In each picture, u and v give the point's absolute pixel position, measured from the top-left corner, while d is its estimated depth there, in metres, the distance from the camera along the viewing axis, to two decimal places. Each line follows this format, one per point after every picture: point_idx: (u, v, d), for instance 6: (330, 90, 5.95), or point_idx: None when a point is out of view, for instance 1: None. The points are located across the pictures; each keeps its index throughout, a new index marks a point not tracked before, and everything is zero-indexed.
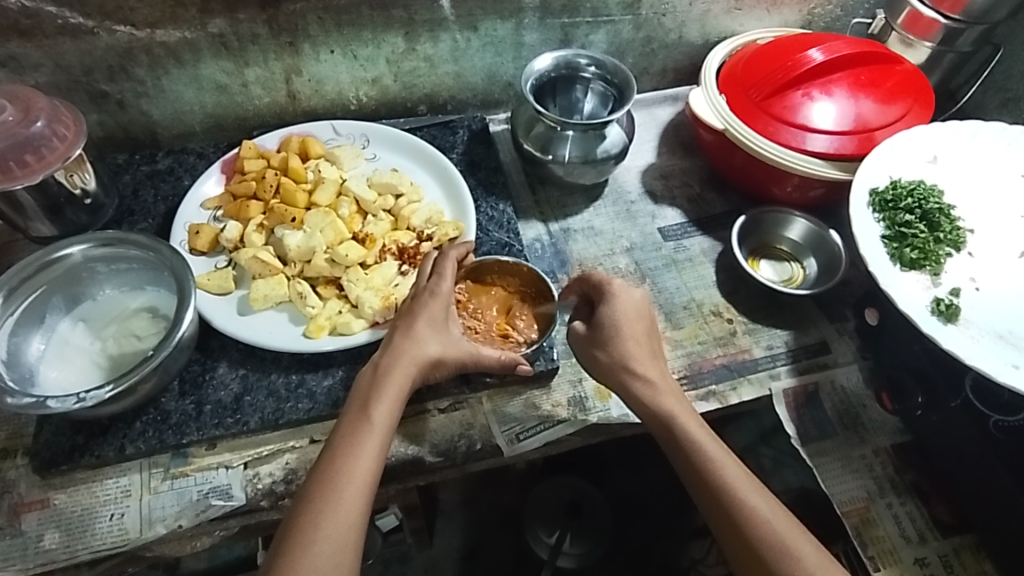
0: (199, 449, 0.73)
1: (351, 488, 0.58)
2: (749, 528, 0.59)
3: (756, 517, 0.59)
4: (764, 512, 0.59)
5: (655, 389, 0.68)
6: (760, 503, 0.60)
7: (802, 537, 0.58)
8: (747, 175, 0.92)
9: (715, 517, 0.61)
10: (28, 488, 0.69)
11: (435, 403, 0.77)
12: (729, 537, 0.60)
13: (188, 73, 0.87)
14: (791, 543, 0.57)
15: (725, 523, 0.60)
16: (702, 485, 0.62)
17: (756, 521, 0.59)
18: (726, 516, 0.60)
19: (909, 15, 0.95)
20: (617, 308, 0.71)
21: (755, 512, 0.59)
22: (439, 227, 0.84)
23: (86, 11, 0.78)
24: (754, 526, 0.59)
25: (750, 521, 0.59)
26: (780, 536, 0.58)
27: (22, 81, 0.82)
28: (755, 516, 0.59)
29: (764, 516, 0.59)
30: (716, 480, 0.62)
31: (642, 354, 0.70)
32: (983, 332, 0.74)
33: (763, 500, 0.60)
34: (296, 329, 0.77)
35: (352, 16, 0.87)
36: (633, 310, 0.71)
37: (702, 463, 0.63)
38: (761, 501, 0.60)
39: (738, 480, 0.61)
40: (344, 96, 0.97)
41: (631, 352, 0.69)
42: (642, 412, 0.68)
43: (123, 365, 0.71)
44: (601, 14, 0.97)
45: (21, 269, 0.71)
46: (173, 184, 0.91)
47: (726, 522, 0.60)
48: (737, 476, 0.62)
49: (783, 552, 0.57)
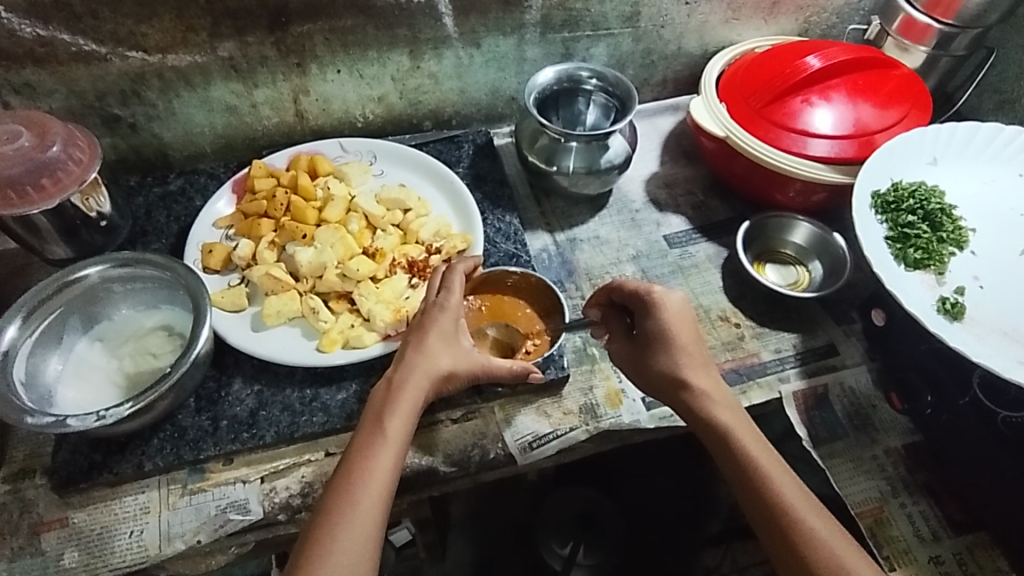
0: (216, 465, 0.73)
1: (367, 500, 0.59)
2: (803, 543, 0.59)
3: (811, 533, 0.59)
4: (817, 526, 0.59)
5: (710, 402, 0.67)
6: (809, 513, 0.60)
7: (855, 554, 0.58)
8: (749, 182, 0.93)
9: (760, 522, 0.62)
10: (47, 507, 0.70)
11: (447, 413, 0.77)
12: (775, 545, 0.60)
13: (199, 95, 0.89)
14: (838, 553, 0.58)
15: (776, 537, 0.60)
16: (750, 487, 0.63)
17: (805, 531, 0.59)
18: (775, 527, 0.60)
19: (903, 21, 0.97)
20: (663, 317, 0.70)
21: (810, 528, 0.59)
22: (447, 240, 0.85)
23: (99, 38, 0.80)
24: (801, 534, 0.59)
25: (807, 536, 0.59)
26: (827, 540, 0.59)
27: (37, 107, 0.84)
28: (803, 522, 0.60)
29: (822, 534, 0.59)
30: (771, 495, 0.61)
31: (687, 362, 0.69)
32: (988, 331, 0.75)
33: (815, 515, 0.60)
34: (309, 344, 0.79)
35: (358, 37, 0.89)
36: (679, 314, 0.70)
37: (757, 477, 0.63)
38: (809, 507, 0.61)
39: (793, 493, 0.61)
40: (351, 114, 0.99)
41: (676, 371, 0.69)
42: (689, 416, 0.68)
43: (140, 383, 0.73)
44: (601, 28, 0.99)
45: (38, 291, 0.72)
46: (184, 205, 0.92)
47: (775, 533, 0.60)
48: (791, 491, 0.62)
49: (827, 554, 0.58)
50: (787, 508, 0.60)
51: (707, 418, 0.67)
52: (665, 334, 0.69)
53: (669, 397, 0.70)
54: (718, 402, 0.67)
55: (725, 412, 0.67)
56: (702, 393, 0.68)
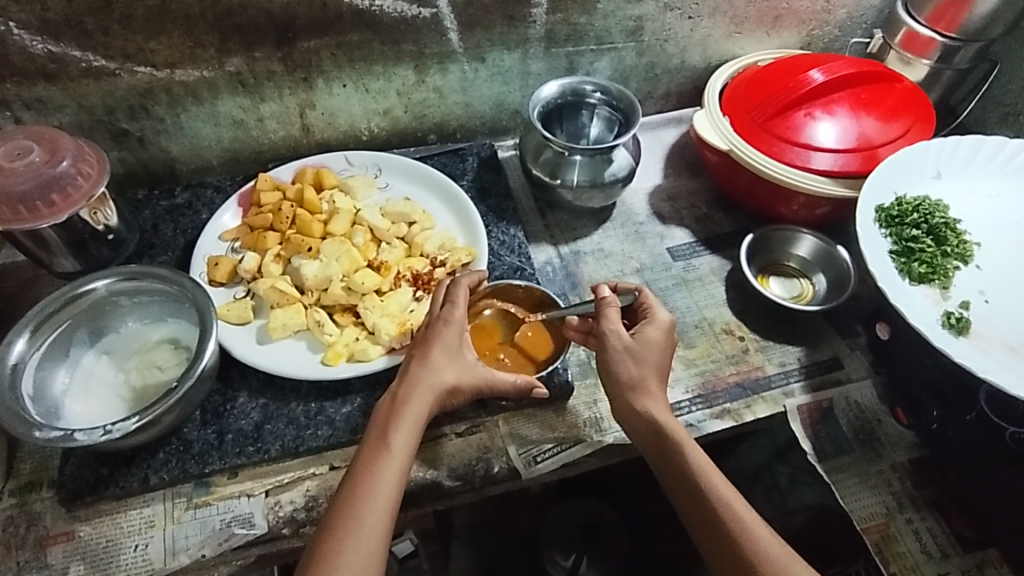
0: (221, 478, 0.74)
1: (372, 516, 0.59)
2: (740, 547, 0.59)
3: (751, 540, 0.59)
4: (760, 532, 0.60)
5: (655, 411, 0.69)
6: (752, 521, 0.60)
7: (790, 555, 0.58)
8: (752, 195, 0.94)
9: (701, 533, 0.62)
10: (54, 521, 0.70)
11: (451, 427, 0.77)
12: (714, 550, 0.60)
13: (207, 110, 0.90)
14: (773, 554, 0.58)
15: (714, 544, 0.60)
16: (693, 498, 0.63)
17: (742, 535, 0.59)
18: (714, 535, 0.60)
19: (906, 35, 0.98)
20: (652, 331, 0.71)
21: (746, 530, 0.60)
22: (452, 254, 0.85)
23: (108, 54, 0.81)
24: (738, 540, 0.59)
25: (743, 539, 0.59)
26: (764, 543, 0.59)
27: (47, 122, 0.85)
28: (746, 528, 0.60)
29: (759, 535, 0.59)
30: (708, 501, 0.62)
31: (649, 378, 0.70)
32: (994, 346, 0.75)
33: (754, 520, 0.61)
34: (314, 357, 0.79)
35: (363, 52, 0.90)
36: (663, 336, 0.72)
37: (699, 488, 0.63)
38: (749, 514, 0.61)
39: (733, 500, 0.62)
40: (356, 128, 1.00)
41: (630, 375, 0.70)
42: (642, 431, 0.68)
43: (147, 397, 0.73)
44: (604, 42, 0.99)
45: (47, 304, 0.73)
46: (191, 218, 0.93)
47: (717, 537, 0.60)
48: (729, 495, 0.62)
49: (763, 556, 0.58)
50: (723, 512, 0.61)
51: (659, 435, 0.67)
52: (636, 348, 0.70)
53: (618, 403, 0.71)
54: (668, 416, 0.68)
55: (677, 429, 0.67)
56: (652, 409, 0.69)
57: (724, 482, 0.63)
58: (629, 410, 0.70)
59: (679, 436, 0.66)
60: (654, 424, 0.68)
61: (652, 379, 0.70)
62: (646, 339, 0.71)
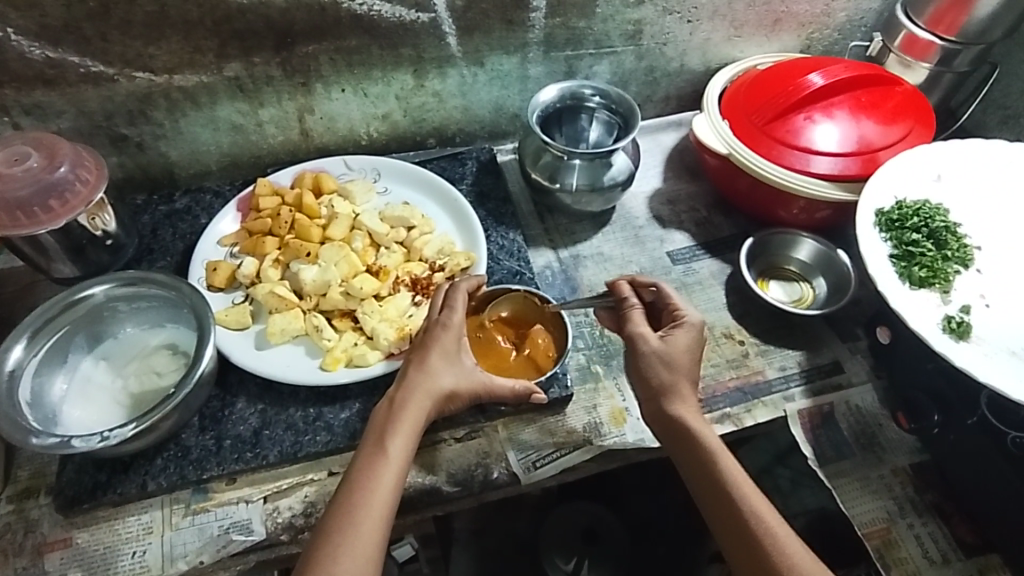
0: (219, 484, 0.73)
1: (368, 521, 0.59)
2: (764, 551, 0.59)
3: (774, 544, 0.59)
4: (784, 538, 0.59)
5: (689, 416, 0.67)
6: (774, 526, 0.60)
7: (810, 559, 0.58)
8: (752, 199, 0.93)
9: (727, 537, 0.61)
10: (52, 527, 0.70)
11: (449, 432, 0.77)
12: (739, 554, 0.60)
13: (205, 114, 0.90)
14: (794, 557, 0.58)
15: (739, 548, 0.60)
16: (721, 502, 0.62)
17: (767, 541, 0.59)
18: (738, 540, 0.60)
19: (906, 38, 0.97)
20: (683, 335, 0.70)
21: (769, 535, 0.59)
22: (451, 258, 0.85)
23: (107, 60, 0.81)
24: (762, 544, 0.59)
25: (765, 544, 0.59)
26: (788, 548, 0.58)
27: (46, 127, 0.85)
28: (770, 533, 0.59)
29: (782, 541, 0.59)
30: (735, 506, 0.61)
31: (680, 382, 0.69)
32: (996, 350, 0.75)
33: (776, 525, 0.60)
34: (312, 362, 0.79)
35: (362, 57, 0.90)
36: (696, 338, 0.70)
37: (728, 493, 0.62)
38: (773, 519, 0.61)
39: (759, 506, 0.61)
40: (355, 132, 1.00)
41: (666, 378, 0.69)
42: (671, 434, 0.67)
43: (145, 403, 0.73)
44: (603, 46, 0.99)
45: (45, 310, 0.73)
46: (190, 223, 0.93)
47: (742, 542, 0.60)
48: (756, 501, 0.61)
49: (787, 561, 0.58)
50: (748, 519, 0.60)
51: (690, 439, 0.66)
52: (671, 354, 0.69)
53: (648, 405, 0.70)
54: (698, 419, 0.67)
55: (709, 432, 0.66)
56: (684, 413, 0.68)
57: (752, 488, 0.63)
58: (659, 413, 0.69)
59: (712, 442, 0.65)
60: (684, 428, 0.67)
61: (686, 382, 0.69)
62: (681, 342, 0.69)
